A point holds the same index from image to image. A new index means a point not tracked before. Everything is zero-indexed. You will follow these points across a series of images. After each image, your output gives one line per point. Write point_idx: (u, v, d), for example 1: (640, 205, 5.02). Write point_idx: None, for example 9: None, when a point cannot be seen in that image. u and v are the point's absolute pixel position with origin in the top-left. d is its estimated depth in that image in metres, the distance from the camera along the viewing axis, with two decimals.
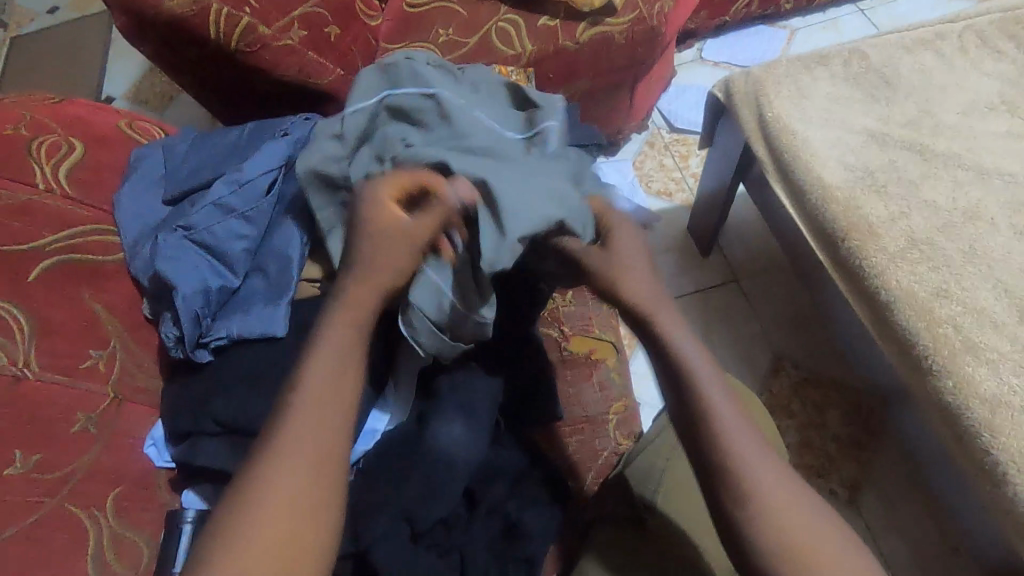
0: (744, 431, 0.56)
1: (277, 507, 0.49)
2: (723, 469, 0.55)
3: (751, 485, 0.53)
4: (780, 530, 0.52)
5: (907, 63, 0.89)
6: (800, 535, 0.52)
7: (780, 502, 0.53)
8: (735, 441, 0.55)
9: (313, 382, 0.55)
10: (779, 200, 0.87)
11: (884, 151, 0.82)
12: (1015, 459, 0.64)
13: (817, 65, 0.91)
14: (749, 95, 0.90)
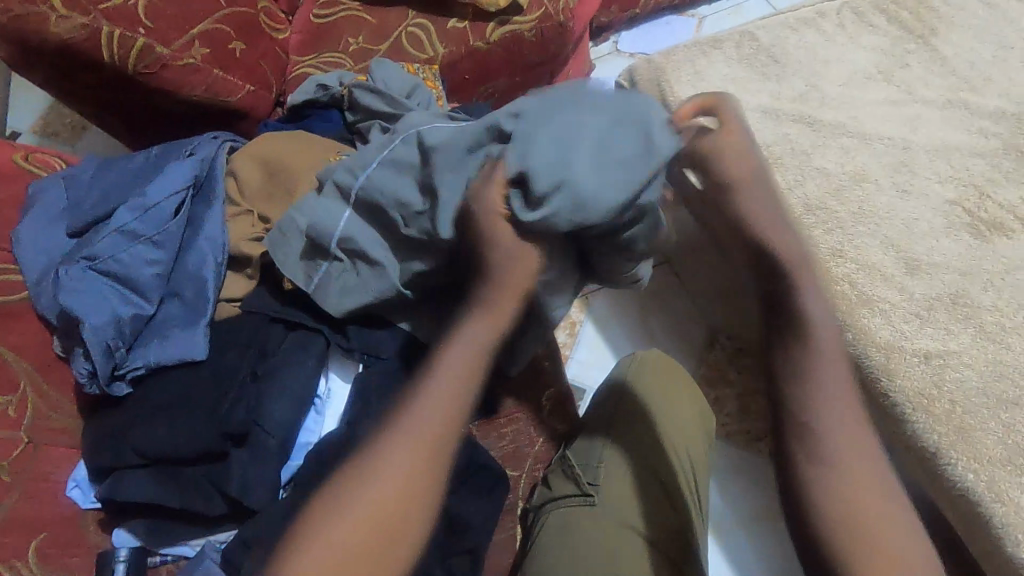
0: (845, 394, 0.58)
1: (363, 515, 0.50)
2: (804, 422, 0.57)
3: (838, 449, 0.55)
4: (849, 497, 0.54)
5: (793, 42, 0.94)
6: (872, 507, 0.53)
7: (866, 481, 0.54)
8: (834, 407, 0.57)
9: (433, 401, 0.54)
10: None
11: (779, 125, 0.87)
12: (911, 399, 0.69)
13: (712, 49, 0.95)
14: (652, 81, 0.94)
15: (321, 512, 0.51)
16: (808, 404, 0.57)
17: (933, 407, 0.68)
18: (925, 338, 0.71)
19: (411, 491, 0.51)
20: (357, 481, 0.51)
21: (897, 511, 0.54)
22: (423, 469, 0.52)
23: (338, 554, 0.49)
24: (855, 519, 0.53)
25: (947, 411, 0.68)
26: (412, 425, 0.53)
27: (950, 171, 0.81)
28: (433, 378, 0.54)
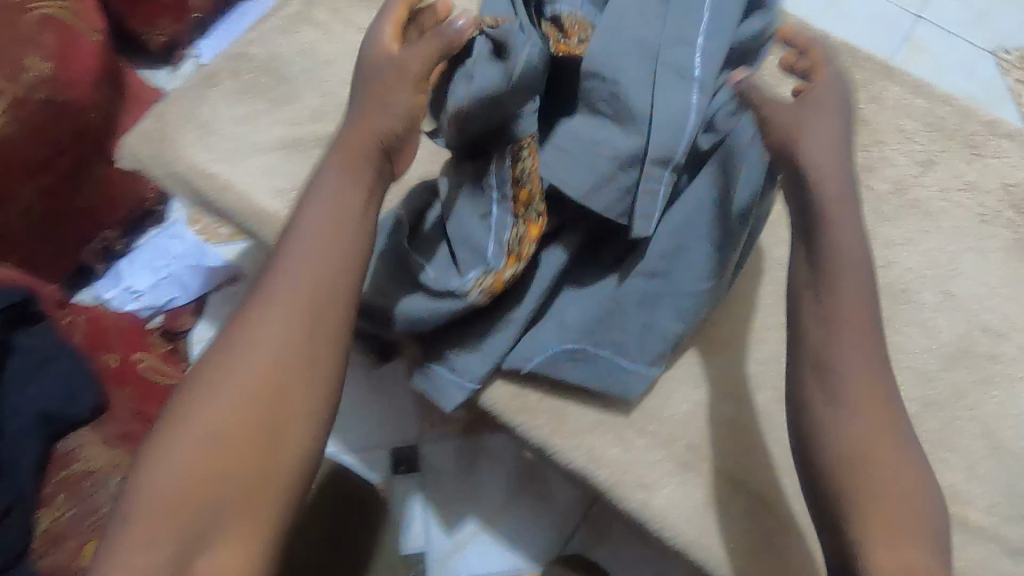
0: (861, 345, 0.55)
1: (196, 453, 0.49)
2: (821, 369, 0.55)
3: (846, 397, 0.54)
4: (851, 441, 0.53)
5: (292, 49, 0.83)
6: (864, 445, 0.53)
7: (860, 416, 0.53)
8: (842, 333, 0.55)
9: (284, 305, 0.53)
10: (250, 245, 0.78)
11: (305, 156, 0.78)
12: (506, 403, 0.67)
13: (208, 88, 0.81)
14: (153, 156, 0.78)
15: (205, 386, 0.51)
16: (821, 352, 0.55)
17: (528, 404, 0.67)
18: None
19: (248, 436, 0.50)
20: (173, 445, 0.49)
21: (890, 436, 0.53)
22: (266, 396, 0.51)
23: (155, 514, 0.47)
24: (862, 454, 0.52)
25: (539, 400, 0.67)
26: (241, 364, 0.52)
27: None
28: (268, 321, 0.53)
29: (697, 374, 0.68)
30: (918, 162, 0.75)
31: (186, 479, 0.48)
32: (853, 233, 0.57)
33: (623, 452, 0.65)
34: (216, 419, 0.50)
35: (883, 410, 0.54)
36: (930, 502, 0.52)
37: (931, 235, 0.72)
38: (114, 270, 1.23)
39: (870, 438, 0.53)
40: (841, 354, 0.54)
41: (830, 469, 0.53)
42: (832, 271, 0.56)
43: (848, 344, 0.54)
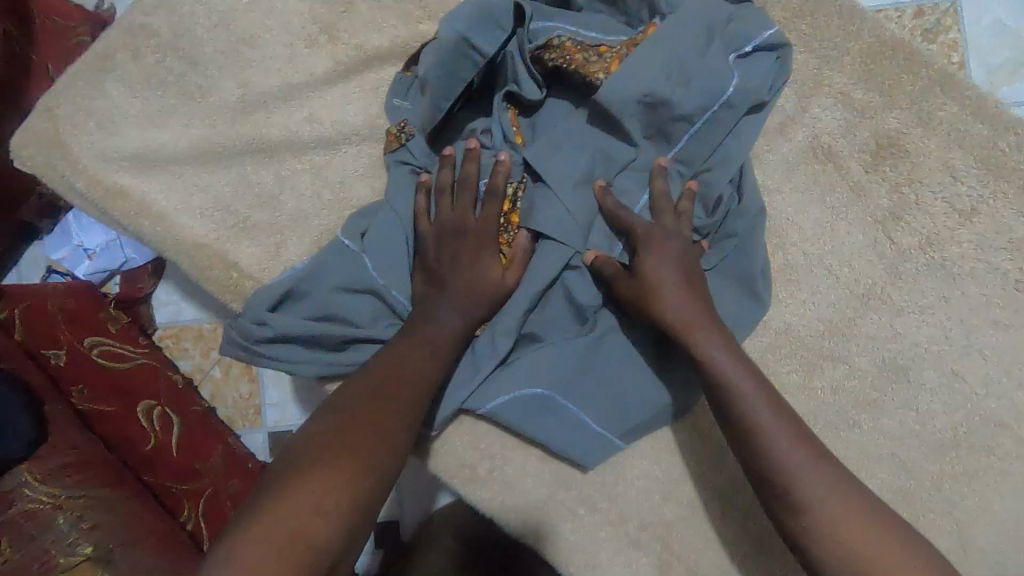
0: (784, 433, 0.52)
1: (335, 483, 0.48)
2: (772, 489, 0.51)
3: (811, 494, 0.50)
4: (832, 541, 0.49)
5: (202, 19, 0.66)
6: (844, 529, 0.49)
7: (835, 500, 0.50)
8: (777, 445, 0.52)
9: (411, 368, 0.56)
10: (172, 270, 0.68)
11: (231, 166, 0.66)
12: (456, 472, 0.63)
13: (102, 72, 0.66)
14: (44, 163, 0.65)
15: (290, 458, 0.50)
16: (764, 472, 0.52)
17: (477, 475, 0.63)
18: None
19: (381, 477, 0.51)
20: (315, 473, 0.48)
21: (862, 520, 0.49)
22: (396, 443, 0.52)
23: (281, 538, 0.43)
24: (841, 552, 0.48)
25: (491, 470, 0.63)
26: (363, 411, 0.53)
27: None
28: (399, 379, 0.55)
29: (659, 449, 0.63)
30: (956, 212, 0.62)
31: (326, 510, 0.46)
32: (727, 339, 0.55)
33: (573, 528, 0.62)
34: (334, 439, 0.51)
35: (848, 495, 0.50)
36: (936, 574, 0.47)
37: (951, 305, 0.62)
38: (62, 226, 1.13)
39: (837, 516, 0.49)
40: (790, 464, 0.51)
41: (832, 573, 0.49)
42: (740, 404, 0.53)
43: (770, 439, 0.52)
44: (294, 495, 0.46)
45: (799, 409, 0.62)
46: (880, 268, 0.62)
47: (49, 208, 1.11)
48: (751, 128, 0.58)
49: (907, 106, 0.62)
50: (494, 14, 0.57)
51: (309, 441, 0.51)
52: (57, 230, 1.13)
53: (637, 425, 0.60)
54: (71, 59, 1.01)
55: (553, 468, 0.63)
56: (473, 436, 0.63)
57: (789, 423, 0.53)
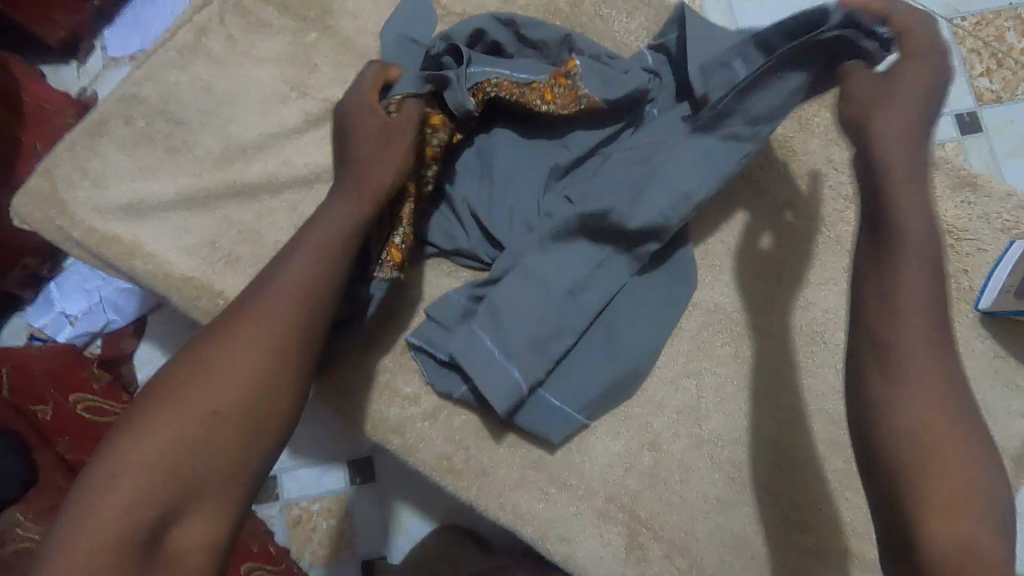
0: (928, 321, 0.48)
1: (173, 430, 0.45)
2: (884, 356, 0.48)
3: (940, 452, 0.45)
4: (914, 424, 0.46)
5: (186, 86, 0.76)
6: (945, 486, 0.44)
7: (960, 464, 0.45)
8: (908, 330, 0.48)
9: (275, 306, 0.52)
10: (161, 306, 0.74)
11: (215, 211, 0.74)
12: (435, 464, 0.69)
13: (97, 137, 0.74)
14: (44, 218, 0.72)
15: (178, 371, 0.48)
16: (879, 337, 0.49)
17: (454, 465, 0.68)
18: (426, 395, 0.70)
19: (238, 428, 0.47)
20: (192, 394, 0.47)
21: (966, 430, 0.46)
22: (260, 393, 0.49)
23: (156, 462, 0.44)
24: (926, 432, 0.46)
25: (467, 460, 0.68)
26: (218, 360, 0.49)
27: None
28: (261, 319, 0.51)
29: (617, 425, 0.69)
30: (843, 196, 0.74)
31: (162, 457, 0.44)
32: (929, 252, 0.50)
33: (547, 507, 0.68)
34: (227, 362, 0.49)
35: (947, 394, 0.47)
36: (992, 500, 0.45)
37: (850, 275, 0.72)
38: (44, 295, 1.15)
39: (932, 410, 0.46)
40: (927, 417, 0.46)
41: (897, 457, 0.46)
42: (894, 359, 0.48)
43: (929, 388, 0.47)
44: (163, 420, 0.46)
45: (736, 376, 0.70)
46: (787, 248, 0.73)
47: (33, 277, 1.14)
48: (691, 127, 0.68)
49: (793, 113, 0.74)
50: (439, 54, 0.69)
51: (156, 386, 0.48)
52: (40, 297, 1.15)
53: (603, 382, 0.67)
54: (54, 137, 1.08)
55: (524, 452, 0.69)
56: (448, 429, 0.69)
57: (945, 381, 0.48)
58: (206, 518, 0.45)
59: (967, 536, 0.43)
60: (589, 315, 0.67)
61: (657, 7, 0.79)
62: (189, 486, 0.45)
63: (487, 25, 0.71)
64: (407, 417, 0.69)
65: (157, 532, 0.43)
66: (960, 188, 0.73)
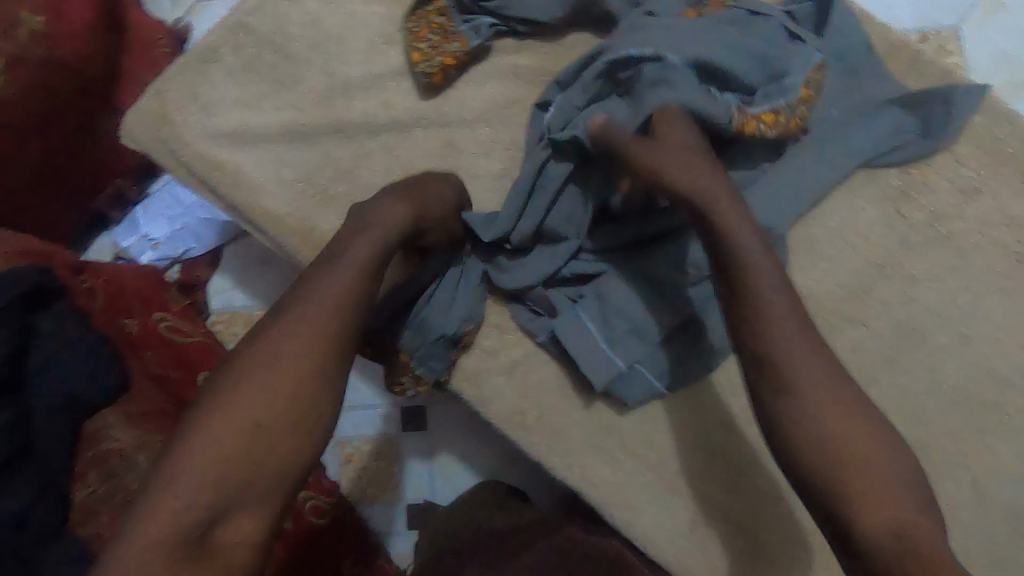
0: (798, 325, 0.52)
1: (229, 432, 0.49)
2: (775, 371, 0.51)
3: (831, 440, 0.49)
4: (812, 427, 0.50)
5: (295, 20, 0.76)
6: (855, 478, 0.48)
7: (848, 447, 0.49)
8: (781, 333, 0.52)
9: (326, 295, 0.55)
10: (255, 235, 0.76)
11: (314, 146, 0.74)
12: (507, 419, 0.69)
13: (206, 64, 0.76)
14: (153, 138, 0.75)
15: (242, 358, 0.52)
16: (768, 352, 0.52)
17: (526, 421, 0.69)
18: (504, 349, 0.70)
19: (279, 429, 0.50)
20: (243, 389, 0.50)
21: (863, 430, 0.50)
22: (296, 402, 0.51)
23: (209, 463, 0.47)
24: (831, 447, 0.49)
25: (539, 417, 0.69)
26: (267, 366, 0.52)
27: (492, 135, 0.74)
28: (286, 333, 0.53)
29: (693, 401, 0.68)
30: (961, 191, 0.69)
31: (213, 449, 0.48)
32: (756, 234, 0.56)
33: (614, 472, 0.68)
34: (286, 353, 0.52)
35: (836, 387, 0.51)
36: (909, 490, 0.48)
37: (959, 274, 0.68)
38: (130, 218, 1.19)
39: (836, 416, 0.50)
40: (798, 409, 0.50)
41: (804, 463, 0.50)
42: (764, 353, 0.52)
43: (802, 381, 0.51)
44: (218, 415, 0.49)
45: None
46: (893, 239, 0.70)
47: (121, 198, 1.18)
48: (822, 119, 0.68)
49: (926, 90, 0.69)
50: None
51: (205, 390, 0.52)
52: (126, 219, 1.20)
53: (686, 352, 0.66)
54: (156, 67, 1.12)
55: (596, 417, 0.69)
56: (523, 386, 0.70)
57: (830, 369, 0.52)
58: (243, 527, 0.47)
59: (888, 519, 0.46)
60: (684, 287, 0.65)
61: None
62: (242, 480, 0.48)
63: None
64: (485, 371, 0.70)
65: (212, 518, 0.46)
66: None
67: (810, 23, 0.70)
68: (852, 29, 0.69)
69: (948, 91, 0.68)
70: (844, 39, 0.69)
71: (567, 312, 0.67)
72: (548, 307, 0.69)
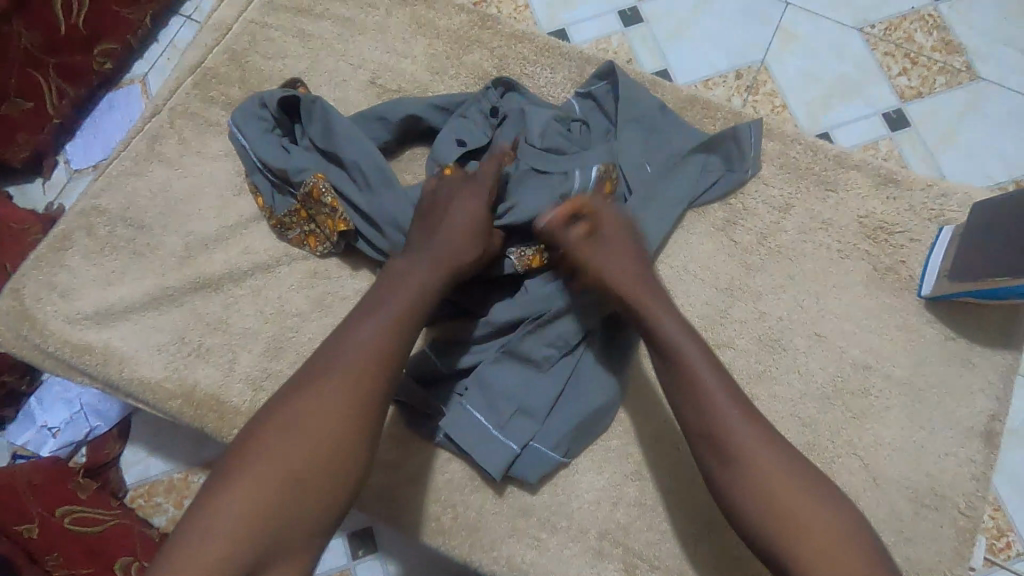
0: (731, 400, 0.58)
1: (259, 493, 0.51)
2: (712, 440, 0.57)
3: (791, 517, 0.53)
4: (756, 494, 0.54)
5: (144, 191, 0.79)
6: (810, 548, 0.52)
7: (810, 521, 0.53)
8: (723, 408, 0.58)
9: (350, 367, 0.57)
10: (138, 405, 0.75)
11: (182, 305, 0.75)
12: (424, 526, 0.68)
13: (61, 252, 0.77)
14: (15, 336, 0.74)
15: (287, 410, 0.55)
16: (706, 425, 0.58)
17: (444, 525, 0.68)
18: (406, 458, 0.70)
19: (298, 501, 0.52)
20: (282, 452, 0.53)
21: (809, 492, 0.54)
22: (321, 469, 0.53)
23: (233, 532, 0.49)
24: (762, 499, 0.54)
25: (454, 517, 0.69)
26: (298, 427, 0.54)
27: (352, 255, 0.77)
28: (305, 417, 0.54)
29: (597, 460, 0.70)
30: (776, 208, 0.78)
31: (237, 518, 0.50)
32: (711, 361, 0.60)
33: (540, 552, 0.68)
34: (331, 412, 0.55)
35: (787, 457, 0.56)
36: (856, 543, 0.52)
37: (797, 281, 0.75)
38: (27, 412, 1.09)
39: (775, 477, 0.55)
40: (750, 482, 0.55)
41: (765, 538, 0.54)
42: (714, 439, 0.57)
43: (746, 470, 0.55)
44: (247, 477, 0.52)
45: None
46: (733, 264, 0.76)
47: None
48: (638, 172, 0.75)
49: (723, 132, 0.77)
50: (382, 113, 0.77)
51: (242, 447, 0.54)
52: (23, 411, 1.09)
53: (574, 417, 0.68)
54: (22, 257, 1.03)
55: (509, 501, 0.69)
56: (433, 490, 0.69)
57: (765, 441, 0.56)
58: None
59: None
60: (552, 357, 0.68)
61: (577, 59, 0.85)
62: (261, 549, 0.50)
63: (418, 108, 0.77)
64: (392, 485, 0.69)
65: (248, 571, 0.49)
66: (882, 185, 0.78)
67: (607, 98, 0.79)
68: (645, 97, 0.78)
69: (734, 131, 0.77)
70: (639, 105, 0.78)
71: (452, 408, 0.68)
72: (435, 410, 0.69)
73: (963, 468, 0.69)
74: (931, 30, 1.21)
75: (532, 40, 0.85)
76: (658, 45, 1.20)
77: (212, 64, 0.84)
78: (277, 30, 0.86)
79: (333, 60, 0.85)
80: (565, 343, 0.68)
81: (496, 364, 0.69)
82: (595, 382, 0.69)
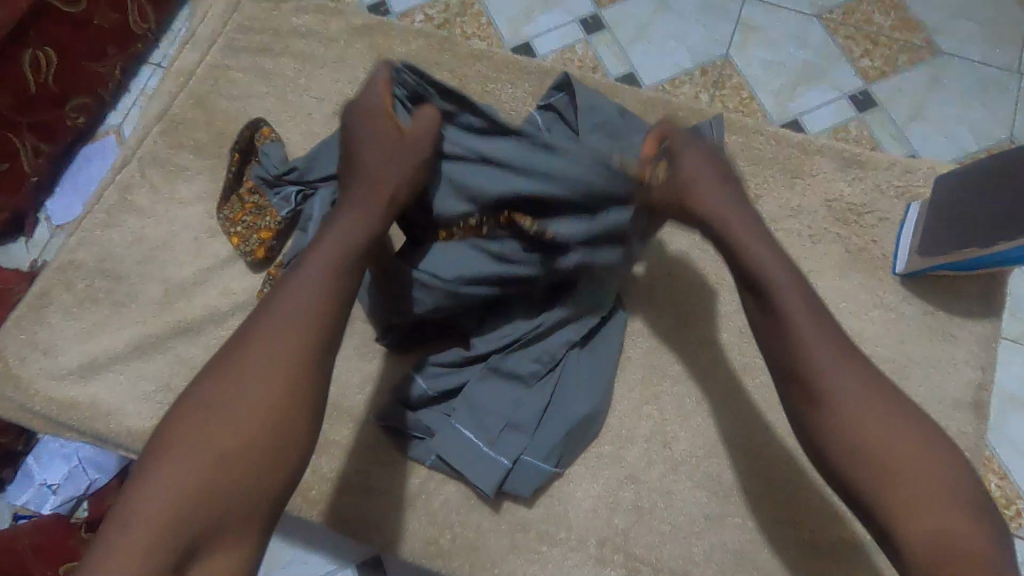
0: (816, 329, 0.56)
1: (197, 460, 0.47)
2: (804, 378, 0.56)
3: (895, 463, 0.51)
4: (864, 436, 0.52)
5: (120, 242, 0.80)
6: (896, 501, 0.50)
7: (909, 467, 0.51)
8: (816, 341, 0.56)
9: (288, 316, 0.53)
10: (128, 456, 0.75)
11: (165, 352, 0.76)
12: (423, 551, 0.68)
13: (42, 310, 0.77)
14: (0, 397, 0.74)
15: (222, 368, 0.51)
16: (797, 363, 0.56)
17: (443, 548, 0.68)
18: (400, 484, 0.70)
19: (242, 465, 0.48)
20: (218, 415, 0.49)
21: (916, 448, 0.52)
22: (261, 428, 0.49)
23: (169, 503, 0.45)
24: (875, 459, 0.52)
25: (453, 539, 0.68)
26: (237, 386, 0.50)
27: None
28: (245, 375, 0.50)
29: (590, 468, 0.70)
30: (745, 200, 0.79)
31: (183, 475, 0.46)
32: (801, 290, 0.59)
33: (542, 566, 0.67)
34: (270, 367, 0.51)
35: (886, 403, 0.54)
36: (955, 498, 0.50)
37: None
38: (25, 471, 1.07)
39: (871, 426, 0.53)
40: (853, 425, 0.53)
41: (864, 482, 0.52)
42: (807, 378, 0.55)
43: (846, 419, 0.53)
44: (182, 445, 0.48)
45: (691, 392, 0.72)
46: (708, 259, 0.77)
47: None
48: None
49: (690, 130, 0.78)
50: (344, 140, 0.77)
51: (174, 419, 0.49)
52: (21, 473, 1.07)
53: (563, 430, 0.68)
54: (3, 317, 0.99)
55: (507, 518, 0.69)
56: (429, 514, 0.69)
57: (872, 388, 0.54)
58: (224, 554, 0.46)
59: (935, 535, 0.49)
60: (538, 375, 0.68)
61: (537, 72, 0.86)
62: (207, 522, 0.46)
63: None
64: (388, 512, 0.69)
65: (183, 556, 0.44)
66: (848, 168, 0.79)
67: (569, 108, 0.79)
68: (606, 104, 0.79)
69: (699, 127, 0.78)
70: (601, 112, 0.78)
71: (442, 428, 0.68)
72: (422, 428, 0.69)
73: (956, 441, 0.69)
74: (888, 10, 1.23)
75: (491, 58, 0.86)
76: (621, 49, 1.21)
77: (177, 110, 0.85)
78: (239, 71, 0.87)
79: (297, 95, 0.86)
80: (550, 359, 0.68)
81: (484, 383, 0.68)
82: (581, 392, 0.69)
